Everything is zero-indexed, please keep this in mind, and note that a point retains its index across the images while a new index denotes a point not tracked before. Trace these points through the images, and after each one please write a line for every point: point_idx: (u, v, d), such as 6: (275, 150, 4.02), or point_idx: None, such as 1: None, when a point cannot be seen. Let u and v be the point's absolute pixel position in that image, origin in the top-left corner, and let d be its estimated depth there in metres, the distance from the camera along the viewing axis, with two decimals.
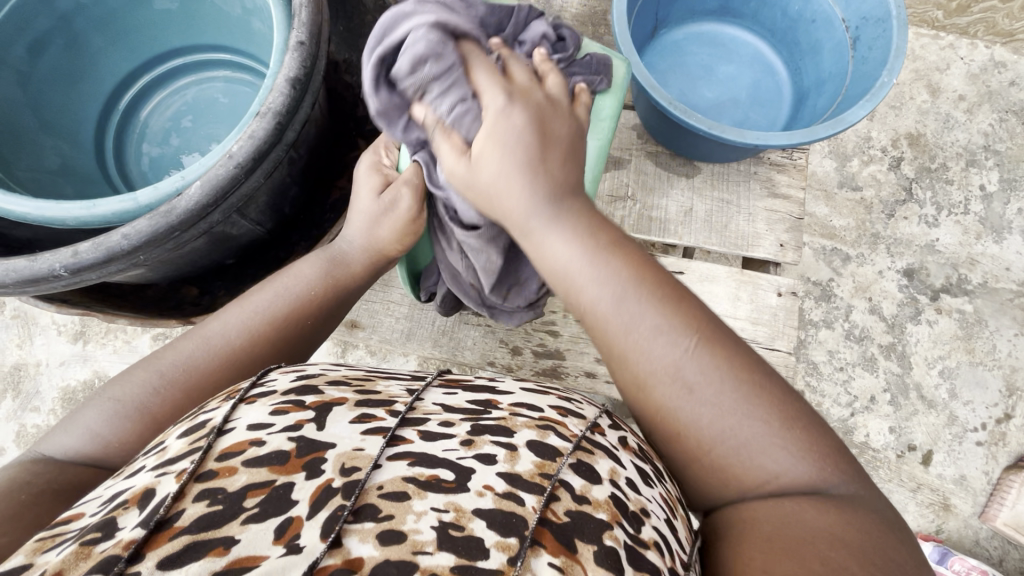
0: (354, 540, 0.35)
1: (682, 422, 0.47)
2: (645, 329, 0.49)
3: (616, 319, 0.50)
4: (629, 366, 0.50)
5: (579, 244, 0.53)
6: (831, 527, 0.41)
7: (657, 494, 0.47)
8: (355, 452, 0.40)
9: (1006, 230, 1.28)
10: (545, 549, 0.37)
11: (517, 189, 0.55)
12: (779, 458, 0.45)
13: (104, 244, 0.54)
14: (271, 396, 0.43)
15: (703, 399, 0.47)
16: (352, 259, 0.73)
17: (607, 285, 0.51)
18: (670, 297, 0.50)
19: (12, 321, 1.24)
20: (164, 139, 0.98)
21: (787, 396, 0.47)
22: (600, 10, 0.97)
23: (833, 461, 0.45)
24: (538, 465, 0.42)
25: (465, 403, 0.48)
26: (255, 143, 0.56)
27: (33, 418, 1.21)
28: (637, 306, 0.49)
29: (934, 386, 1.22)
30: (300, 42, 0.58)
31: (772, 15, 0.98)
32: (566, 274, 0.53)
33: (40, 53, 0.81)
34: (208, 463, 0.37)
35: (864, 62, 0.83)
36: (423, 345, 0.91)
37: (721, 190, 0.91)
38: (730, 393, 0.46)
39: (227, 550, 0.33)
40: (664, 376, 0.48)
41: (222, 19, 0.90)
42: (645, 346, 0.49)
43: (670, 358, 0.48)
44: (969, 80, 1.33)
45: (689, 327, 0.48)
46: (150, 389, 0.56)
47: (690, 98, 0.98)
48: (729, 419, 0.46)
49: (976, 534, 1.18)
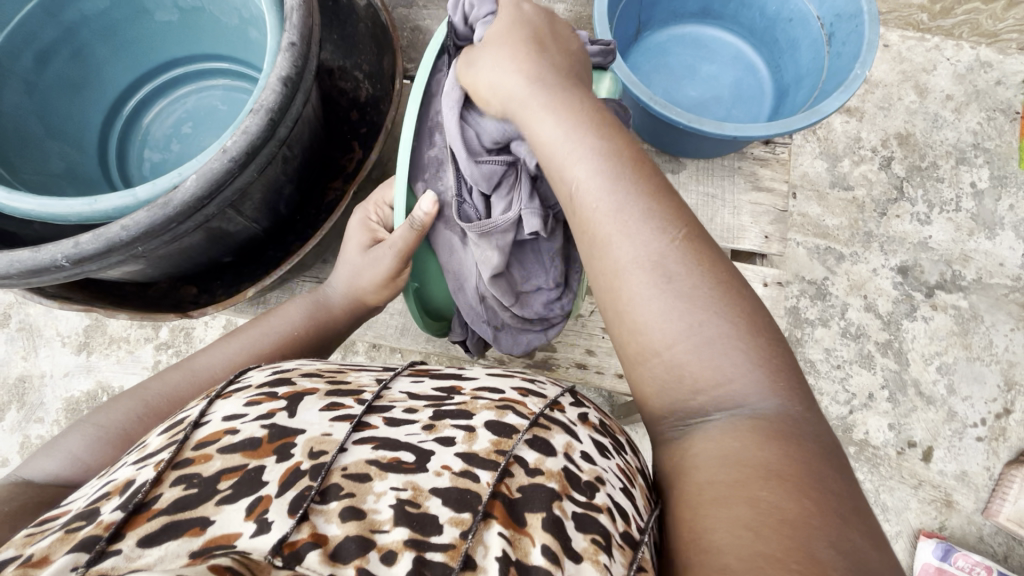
0: (320, 518, 0.36)
1: (649, 314, 0.45)
2: (629, 215, 0.47)
3: (595, 202, 0.48)
4: (604, 254, 0.48)
5: (566, 121, 0.52)
6: (772, 461, 0.38)
7: (614, 465, 0.47)
8: (323, 436, 0.41)
9: (998, 226, 1.29)
10: (495, 521, 0.38)
11: (511, 74, 0.56)
12: (735, 367, 0.42)
13: (105, 235, 0.56)
14: (245, 390, 0.46)
15: (679, 289, 0.44)
16: (334, 302, 0.77)
17: (596, 163, 0.49)
18: (661, 191, 0.48)
19: (17, 334, 1.26)
20: (165, 145, 1.01)
21: (764, 312, 0.45)
22: (585, 14, 1.00)
23: (789, 386, 0.43)
24: (493, 443, 0.43)
25: (431, 391, 0.50)
26: (249, 139, 0.59)
27: (37, 429, 1.23)
28: (627, 190, 0.47)
29: (931, 382, 1.23)
30: (292, 44, 0.61)
31: (750, 15, 1.01)
32: (560, 149, 0.51)
33: (46, 63, 0.84)
34: (186, 452, 0.39)
35: (839, 56, 0.85)
36: (417, 340, 0.95)
37: (705, 184, 0.93)
38: (707, 291, 0.44)
39: (203, 530, 0.34)
40: (637, 264, 0.46)
41: (221, 30, 0.93)
42: (624, 232, 0.47)
43: (653, 247, 0.46)
44: (956, 80, 1.35)
45: (675, 222, 0.47)
46: (133, 417, 0.59)
47: (674, 97, 1.01)
48: (708, 322, 0.43)
49: (980, 531, 1.18)
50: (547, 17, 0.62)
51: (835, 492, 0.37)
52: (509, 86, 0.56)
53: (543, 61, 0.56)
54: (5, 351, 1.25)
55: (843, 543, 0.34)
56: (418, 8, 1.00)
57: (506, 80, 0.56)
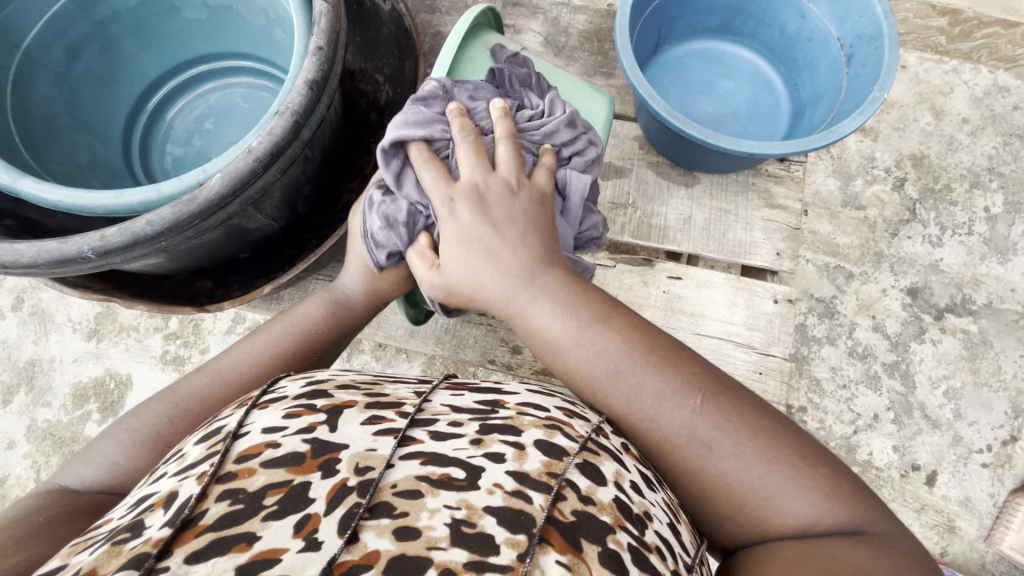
0: (369, 535, 0.37)
1: (710, 479, 0.50)
2: (651, 397, 0.53)
3: (624, 394, 0.54)
4: (649, 433, 0.53)
5: (570, 319, 0.57)
6: (853, 556, 0.44)
7: (660, 498, 0.48)
8: (368, 452, 0.42)
9: (1010, 251, 1.29)
10: (553, 546, 0.38)
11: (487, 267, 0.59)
12: (799, 500, 0.48)
13: (130, 229, 0.57)
14: (282, 402, 0.46)
15: (739, 443, 0.50)
16: (355, 299, 0.74)
17: (601, 358, 0.55)
18: (669, 358, 0.55)
19: (29, 318, 1.28)
20: (187, 139, 1.03)
21: (793, 443, 0.51)
22: (606, 27, 1.01)
23: (850, 496, 0.49)
24: (545, 465, 0.43)
25: (473, 404, 0.50)
26: (274, 139, 0.60)
27: (44, 413, 1.24)
28: (636, 379, 0.54)
29: (937, 406, 1.22)
30: (319, 48, 0.62)
31: (770, 33, 1.02)
32: (568, 347, 0.57)
33: (76, 57, 0.86)
34: (227, 466, 0.40)
35: (858, 78, 0.86)
36: (426, 341, 0.93)
37: (720, 200, 0.94)
38: (749, 443, 0.50)
39: (249, 546, 0.35)
40: (681, 439, 0.51)
41: (248, 30, 0.95)
42: (656, 413, 0.53)
43: (682, 419, 0.52)
44: (973, 103, 1.35)
45: (693, 390, 0.53)
46: (164, 419, 0.59)
47: (691, 111, 1.02)
48: (754, 472, 0.49)
49: (982, 558, 1.17)
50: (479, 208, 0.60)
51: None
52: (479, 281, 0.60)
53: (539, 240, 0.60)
54: (16, 335, 1.27)
55: None
56: (440, 15, 1.01)
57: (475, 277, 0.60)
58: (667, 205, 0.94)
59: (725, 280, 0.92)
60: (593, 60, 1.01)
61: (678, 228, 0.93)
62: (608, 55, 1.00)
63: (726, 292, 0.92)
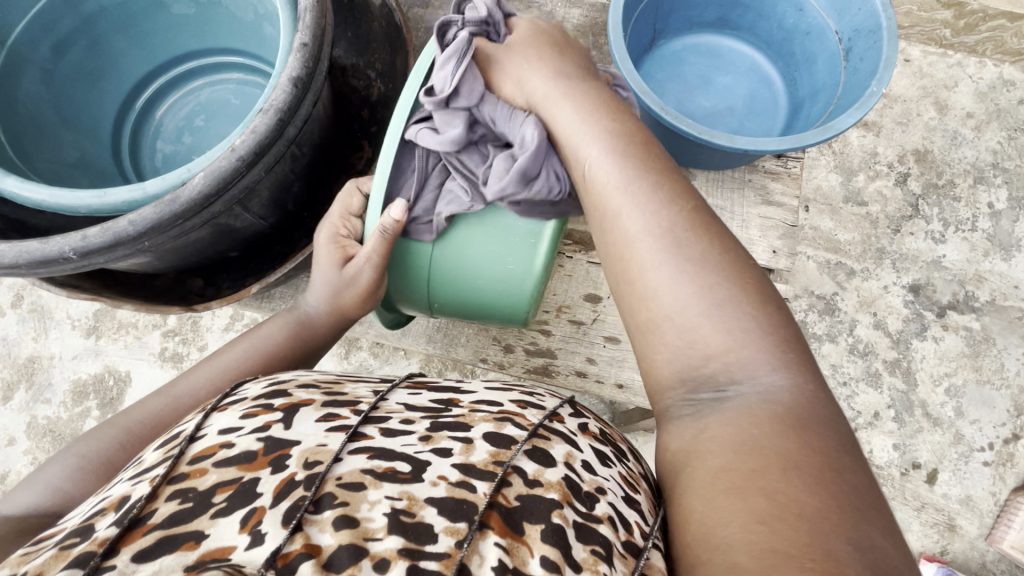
0: (314, 528, 0.36)
1: (654, 284, 0.49)
2: (640, 192, 0.53)
3: (610, 181, 0.54)
4: (615, 228, 0.53)
5: (582, 118, 0.59)
6: (769, 443, 0.41)
7: (615, 474, 0.47)
8: (318, 447, 0.41)
9: (1015, 247, 1.27)
10: (492, 531, 0.38)
11: (537, 75, 0.64)
12: (742, 337, 0.46)
13: (111, 229, 0.57)
14: (241, 403, 0.45)
15: (701, 261, 0.48)
16: (318, 319, 0.73)
17: (607, 151, 0.56)
18: (668, 174, 0.54)
19: (29, 315, 1.28)
20: (177, 137, 1.02)
21: (766, 288, 0.48)
22: (601, 21, 1.00)
23: (801, 366, 0.46)
24: (492, 455, 0.43)
25: (427, 403, 0.49)
26: (257, 138, 0.59)
27: (44, 409, 1.24)
28: (635, 170, 0.54)
29: (939, 404, 1.21)
30: (304, 44, 0.61)
31: (768, 27, 1.00)
32: (575, 130, 0.59)
33: (63, 53, 0.86)
34: (180, 467, 0.39)
35: (856, 72, 0.84)
36: (417, 340, 0.93)
37: (715, 197, 0.92)
38: (711, 260, 0.48)
39: (198, 544, 0.35)
40: (647, 235, 0.51)
41: (236, 25, 0.94)
42: (634, 209, 0.52)
43: (662, 217, 0.51)
44: (978, 97, 1.33)
45: (681, 197, 0.52)
46: (115, 445, 0.58)
47: (686, 107, 1.01)
48: (709, 296, 0.47)
49: (982, 557, 1.16)
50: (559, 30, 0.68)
51: (822, 469, 0.39)
52: (532, 86, 0.64)
53: (570, 59, 0.65)
54: (16, 331, 1.27)
55: (827, 517, 0.36)
56: (434, 9, 1.00)
57: (529, 80, 0.64)
58: None
59: None
60: (588, 54, 0.99)
61: None
62: (602, 49, 0.99)
63: None
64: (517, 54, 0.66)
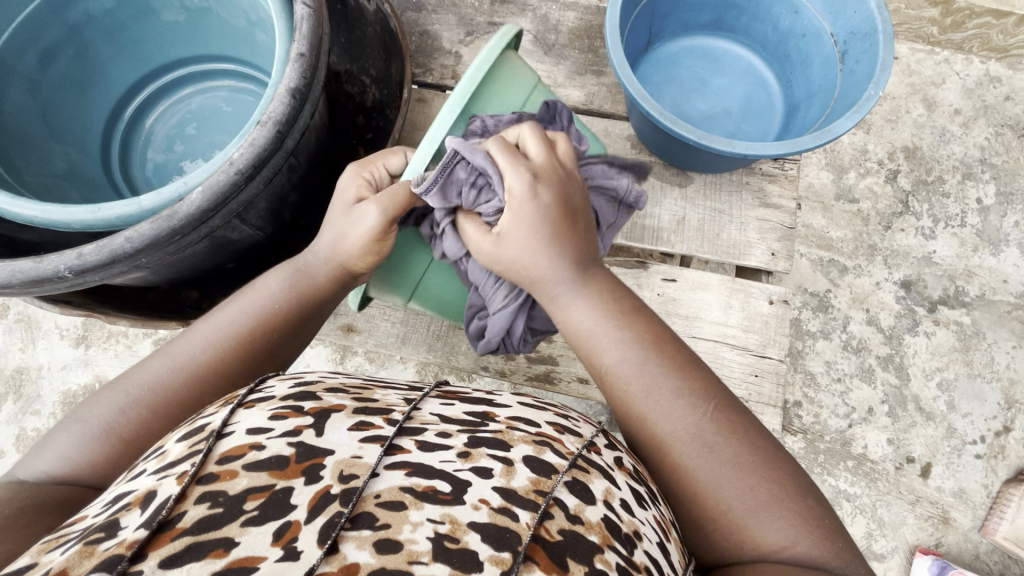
0: (350, 546, 0.35)
1: (701, 484, 0.52)
2: (667, 393, 0.56)
3: (638, 381, 0.57)
4: (650, 428, 0.56)
5: (599, 309, 0.62)
6: None
7: (650, 516, 0.47)
8: (353, 460, 0.40)
9: (1003, 242, 1.29)
10: (538, 566, 0.37)
11: (544, 261, 0.62)
12: (777, 524, 0.50)
13: (108, 247, 0.56)
14: (269, 402, 0.44)
15: (724, 457, 0.53)
16: (316, 268, 0.70)
17: (628, 348, 0.59)
18: (685, 364, 0.58)
19: (15, 325, 1.25)
20: (168, 146, 1.00)
21: (782, 465, 0.54)
22: (596, 23, 0.99)
23: (823, 529, 0.51)
24: (533, 482, 0.42)
25: (463, 415, 0.49)
26: (255, 151, 0.58)
27: (33, 421, 1.22)
28: (657, 373, 0.57)
29: (932, 398, 1.22)
30: (301, 54, 0.60)
31: (763, 28, 1.00)
32: (591, 335, 0.62)
33: (50, 62, 0.84)
34: (209, 466, 0.38)
35: (852, 74, 0.84)
36: (418, 349, 0.93)
37: (713, 200, 0.93)
38: (739, 459, 0.53)
39: (227, 552, 0.33)
40: (684, 437, 0.54)
41: (228, 32, 0.92)
42: (666, 409, 0.55)
43: (688, 421, 0.54)
44: (965, 94, 1.34)
45: (703, 398, 0.56)
46: (118, 411, 0.56)
47: (683, 109, 1.01)
48: (742, 486, 0.51)
49: (976, 548, 1.17)
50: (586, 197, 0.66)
51: None
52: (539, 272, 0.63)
53: (574, 241, 0.63)
54: (3, 342, 1.24)
55: None
56: (427, 13, 0.99)
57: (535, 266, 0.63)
58: (660, 206, 0.93)
59: (719, 282, 0.91)
60: (584, 57, 0.99)
61: (672, 229, 0.92)
62: (598, 53, 0.99)
63: (721, 293, 0.91)
64: (514, 240, 0.62)
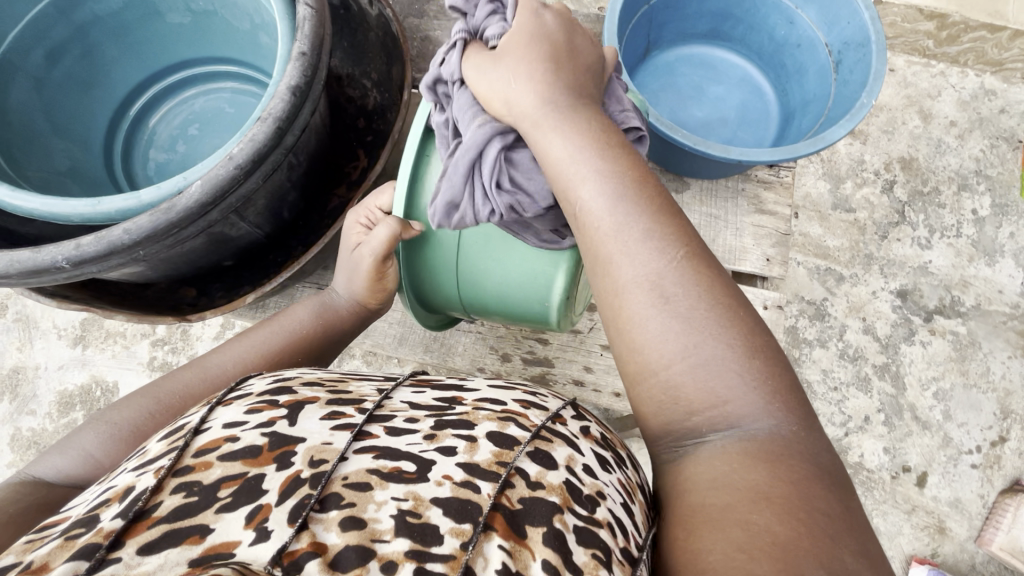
0: (320, 527, 0.35)
1: (648, 341, 0.43)
2: (634, 233, 0.45)
3: (606, 221, 0.46)
4: (611, 272, 0.46)
5: (574, 141, 0.49)
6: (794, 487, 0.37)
7: (615, 479, 0.47)
8: (323, 445, 0.40)
9: (998, 253, 1.30)
10: (496, 532, 0.37)
11: (522, 86, 0.51)
12: (739, 393, 0.41)
13: (106, 238, 0.56)
14: (246, 398, 0.45)
15: (689, 313, 0.43)
16: (342, 304, 0.77)
17: (602, 184, 0.47)
18: (662, 209, 0.46)
19: (14, 325, 1.25)
20: (171, 145, 1.01)
21: (765, 332, 0.43)
22: (595, 31, 1.01)
23: (796, 410, 0.41)
24: (495, 455, 0.42)
25: (432, 401, 0.49)
26: (255, 146, 0.59)
27: (28, 421, 1.22)
28: (630, 210, 0.46)
29: (928, 407, 1.23)
30: (302, 53, 0.61)
31: (759, 38, 1.02)
32: (565, 170, 0.49)
33: (56, 61, 0.85)
34: (185, 459, 0.38)
35: (846, 83, 0.86)
36: (414, 350, 0.93)
37: (709, 206, 0.94)
38: (706, 316, 0.42)
39: (203, 538, 0.34)
40: (642, 284, 0.44)
41: (231, 35, 0.94)
42: (628, 252, 0.45)
43: (654, 266, 0.44)
44: (960, 106, 1.36)
45: (676, 242, 0.45)
46: (146, 415, 0.59)
47: (680, 116, 1.02)
48: (702, 349, 0.42)
49: (972, 559, 1.17)
50: (567, 28, 0.54)
51: (845, 517, 0.36)
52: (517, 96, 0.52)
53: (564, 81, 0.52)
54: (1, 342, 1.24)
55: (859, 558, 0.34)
56: (428, 19, 1.01)
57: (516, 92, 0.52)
58: None
59: None
60: None
61: None
62: None
63: None
64: (512, 57, 0.53)
